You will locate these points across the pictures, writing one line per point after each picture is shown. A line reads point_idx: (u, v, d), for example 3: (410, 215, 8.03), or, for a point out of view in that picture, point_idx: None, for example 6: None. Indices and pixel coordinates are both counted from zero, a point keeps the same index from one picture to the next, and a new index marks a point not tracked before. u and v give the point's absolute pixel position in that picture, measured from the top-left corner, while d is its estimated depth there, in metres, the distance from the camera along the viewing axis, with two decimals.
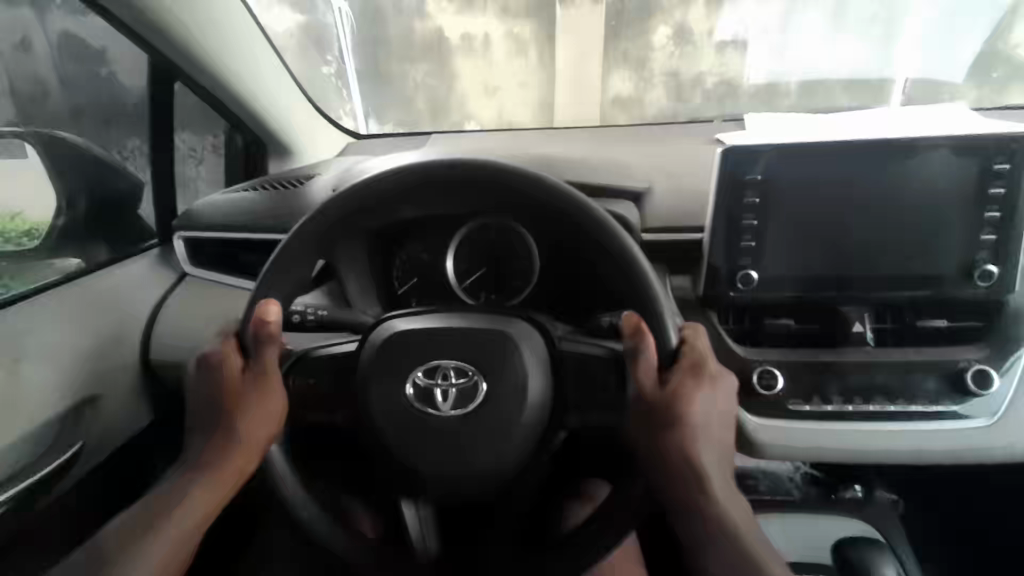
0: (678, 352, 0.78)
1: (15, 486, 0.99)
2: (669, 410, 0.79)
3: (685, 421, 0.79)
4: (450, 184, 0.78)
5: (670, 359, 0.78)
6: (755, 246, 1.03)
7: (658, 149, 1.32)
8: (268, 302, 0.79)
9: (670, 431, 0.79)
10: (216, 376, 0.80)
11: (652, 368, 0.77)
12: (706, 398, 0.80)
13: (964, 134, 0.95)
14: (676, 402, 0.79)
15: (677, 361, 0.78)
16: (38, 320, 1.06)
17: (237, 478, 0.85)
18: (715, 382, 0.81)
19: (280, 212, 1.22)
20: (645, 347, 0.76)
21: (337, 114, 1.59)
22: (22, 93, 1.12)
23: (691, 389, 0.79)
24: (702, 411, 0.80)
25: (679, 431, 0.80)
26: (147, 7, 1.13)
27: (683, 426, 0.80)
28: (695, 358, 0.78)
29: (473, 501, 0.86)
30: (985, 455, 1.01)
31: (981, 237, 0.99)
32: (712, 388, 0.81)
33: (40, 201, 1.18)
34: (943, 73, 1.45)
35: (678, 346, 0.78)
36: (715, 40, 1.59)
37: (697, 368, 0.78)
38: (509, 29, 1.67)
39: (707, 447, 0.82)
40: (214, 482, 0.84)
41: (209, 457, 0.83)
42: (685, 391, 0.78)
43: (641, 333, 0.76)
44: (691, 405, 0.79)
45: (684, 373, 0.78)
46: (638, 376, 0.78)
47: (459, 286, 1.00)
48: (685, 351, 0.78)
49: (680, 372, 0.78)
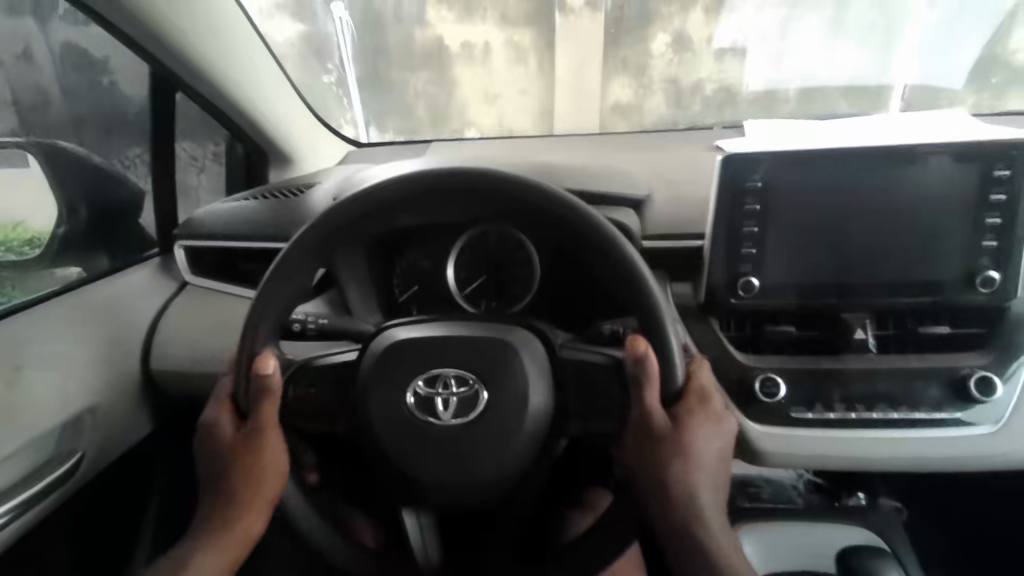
0: (685, 387, 0.78)
1: (23, 493, 0.98)
2: (670, 442, 0.76)
3: (687, 453, 0.77)
4: (452, 192, 0.79)
5: (676, 394, 0.78)
6: (755, 253, 1.03)
7: (658, 156, 1.32)
8: (263, 355, 0.78)
9: (670, 463, 0.76)
10: (216, 439, 0.80)
11: (656, 393, 0.76)
12: (709, 436, 0.78)
13: (964, 141, 0.95)
14: (677, 435, 0.76)
15: (682, 397, 0.78)
16: (38, 328, 1.06)
17: (245, 541, 0.82)
18: (720, 422, 0.79)
19: (280, 220, 1.22)
20: (651, 372, 0.76)
21: (338, 124, 1.53)
22: (24, 104, 1.13)
23: (694, 423, 0.77)
24: (703, 447, 0.78)
25: (680, 464, 0.77)
26: (136, 7, 1.09)
27: (684, 459, 0.77)
28: (699, 394, 0.78)
29: (474, 509, 0.85)
30: (987, 462, 1.00)
31: (982, 243, 0.99)
32: (717, 427, 0.79)
33: (42, 211, 1.19)
34: (942, 80, 1.43)
35: (684, 383, 0.78)
36: (714, 48, 1.63)
37: (702, 404, 0.77)
38: (509, 39, 1.89)
39: (705, 483, 0.78)
40: (220, 549, 0.80)
41: (213, 523, 0.80)
42: (688, 425, 0.77)
43: (645, 360, 0.75)
44: (693, 440, 0.77)
45: (689, 408, 0.77)
46: (641, 402, 0.76)
47: (459, 294, 0.99)
48: (691, 387, 0.78)
49: (685, 407, 0.77)
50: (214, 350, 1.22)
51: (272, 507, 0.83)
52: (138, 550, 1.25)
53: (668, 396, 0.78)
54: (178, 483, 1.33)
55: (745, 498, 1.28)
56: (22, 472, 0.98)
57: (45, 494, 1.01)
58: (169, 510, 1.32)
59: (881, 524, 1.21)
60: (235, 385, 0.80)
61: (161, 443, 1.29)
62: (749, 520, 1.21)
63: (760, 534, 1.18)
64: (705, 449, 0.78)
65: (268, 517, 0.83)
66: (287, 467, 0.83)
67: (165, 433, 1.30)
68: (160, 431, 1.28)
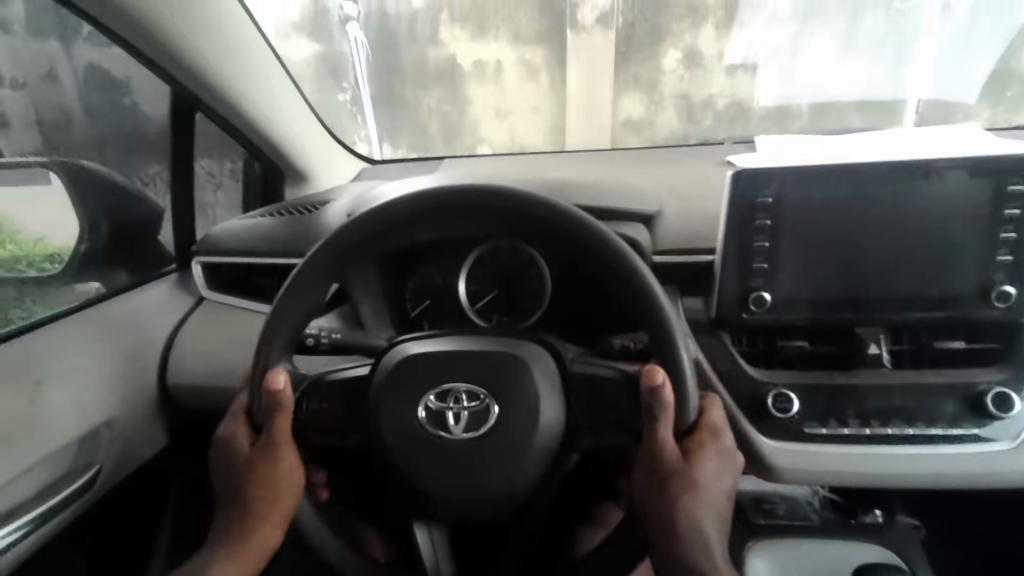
0: (696, 423, 0.80)
1: (41, 505, 1.00)
2: (680, 475, 0.77)
3: (697, 487, 0.77)
4: (465, 209, 0.80)
5: (687, 428, 0.79)
6: (767, 268, 1.03)
7: (669, 172, 1.33)
8: (275, 370, 0.79)
9: (680, 496, 0.77)
10: (231, 452, 0.81)
11: (670, 426, 0.77)
12: (717, 473, 0.79)
13: (979, 156, 0.95)
14: (687, 468, 0.77)
15: (692, 432, 0.80)
16: (58, 342, 1.09)
17: (262, 553, 0.82)
18: (728, 461, 0.80)
19: (296, 236, 1.24)
20: (667, 405, 0.76)
21: (353, 141, 1.58)
22: (47, 122, 1.16)
23: (704, 458, 0.78)
24: (712, 483, 0.78)
25: (689, 497, 0.77)
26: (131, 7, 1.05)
27: (693, 492, 0.77)
28: (711, 430, 0.79)
29: (484, 525, 0.85)
30: (1008, 481, 0.98)
31: (996, 258, 0.98)
32: (725, 465, 0.80)
33: (63, 227, 1.22)
34: (955, 94, 1.46)
35: (695, 419, 0.80)
36: (725, 64, 1.61)
37: (712, 440, 0.79)
38: (521, 55, 1.69)
39: (711, 519, 0.78)
40: (235, 563, 0.81)
41: (230, 536, 0.81)
42: (697, 458, 0.78)
43: (659, 394, 0.75)
44: (703, 475, 0.78)
45: (700, 442, 0.79)
46: (654, 432, 0.77)
47: (471, 308, 1.01)
48: (702, 424, 0.80)
49: (696, 441, 0.79)
50: (231, 365, 1.24)
51: (287, 519, 0.84)
52: (153, 563, 1.26)
53: (680, 430, 0.79)
54: (191, 496, 1.34)
55: (759, 514, 1.25)
56: (39, 485, 1.00)
57: (64, 505, 1.03)
58: (185, 524, 1.33)
59: (898, 542, 1.19)
60: (250, 400, 0.81)
61: (176, 457, 1.30)
62: (761, 537, 1.19)
63: (773, 549, 1.17)
64: (713, 486, 0.79)
65: (284, 530, 0.84)
66: (302, 480, 0.84)
67: (178, 447, 1.31)
68: (174, 445, 1.29)
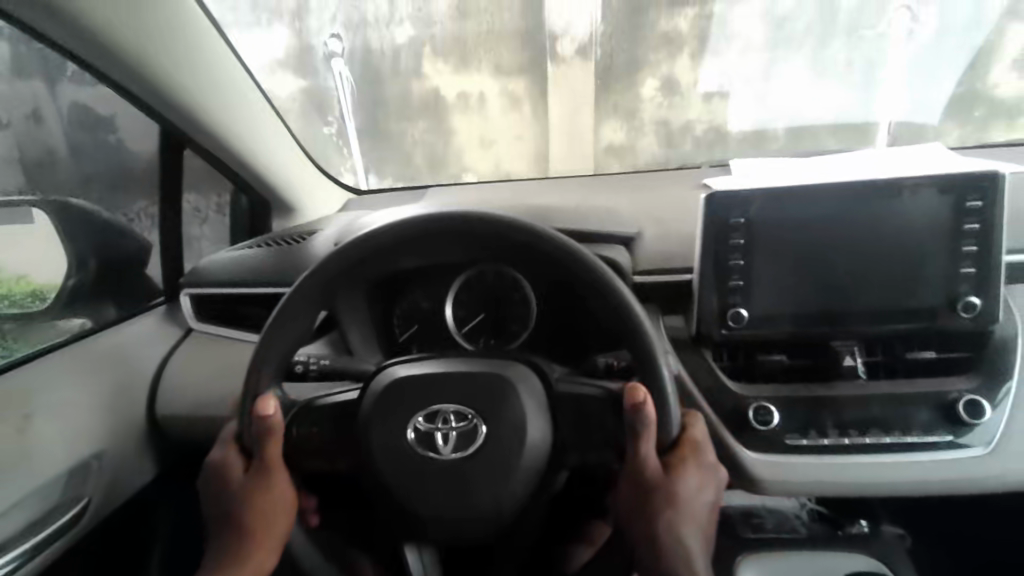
0: (678, 438, 0.82)
1: (28, 540, 0.99)
2: (663, 489, 0.79)
3: (679, 501, 0.79)
4: (448, 235, 0.82)
5: (670, 443, 0.81)
6: (742, 285, 1.06)
7: (647, 197, 1.37)
8: (264, 396, 0.80)
9: (663, 510, 0.79)
10: (223, 478, 0.81)
11: (653, 442, 0.79)
12: (700, 487, 0.81)
13: (943, 174, 1.00)
14: (670, 483, 0.79)
15: (675, 447, 0.81)
16: (43, 377, 1.08)
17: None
18: (710, 475, 0.82)
19: (284, 266, 1.26)
20: (650, 421, 0.78)
21: (338, 171, 1.66)
22: (31, 160, 1.18)
23: (687, 473, 0.80)
24: (695, 497, 0.80)
25: (672, 511, 0.79)
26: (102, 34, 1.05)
27: (676, 506, 0.79)
28: (693, 445, 0.81)
29: (475, 544, 0.86)
30: (981, 485, 1.02)
31: (960, 270, 1.03)
32: (707, 479, 0.82)
33: (46, 266, 1.22)
34: (920, 114, 1.56)
35: (678, 434, 0.82)
36: (701, 91, 1.66)
37: (694, 454, 0.81)
38: (504, 87, 1.70)
39: (694, 532, 0.80)
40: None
41: (223, 564, 0.81)
42: (679, 473, 0.80)
43: (642, 409, 0.77)
44: (685, 489, 0.80)
45: (682, 457, 0.80)
46: (637, 448, 0.79)
47: (458, 332, 1.03)
48: (684, 440, 0.82)
49: (679, 456, 0.81)
50: (220, 394, 1.25)
51: (281, 544, 0.84)
52: None
53: (663, 445, 0.81)
54: (181, 529, 1.33)
55: (748, 529, 1.26)
56: (28, 518, 1.00)
57: (54, 538, 1.03)
58: (173, 557, 1.32)
59: (885, 551, 1.22)
60: (241, 427, 0.82)
61: (166, 490, 1.30)
62: (751, 550, 1.21)
63: (760, 560, 1.20)
64: (696, 500, 0.81)
65: (278, 553, 0.84)
66: (294, 504, 0.85)
67: (168, 479, 1.31)
68: (163, 478, 1.29)
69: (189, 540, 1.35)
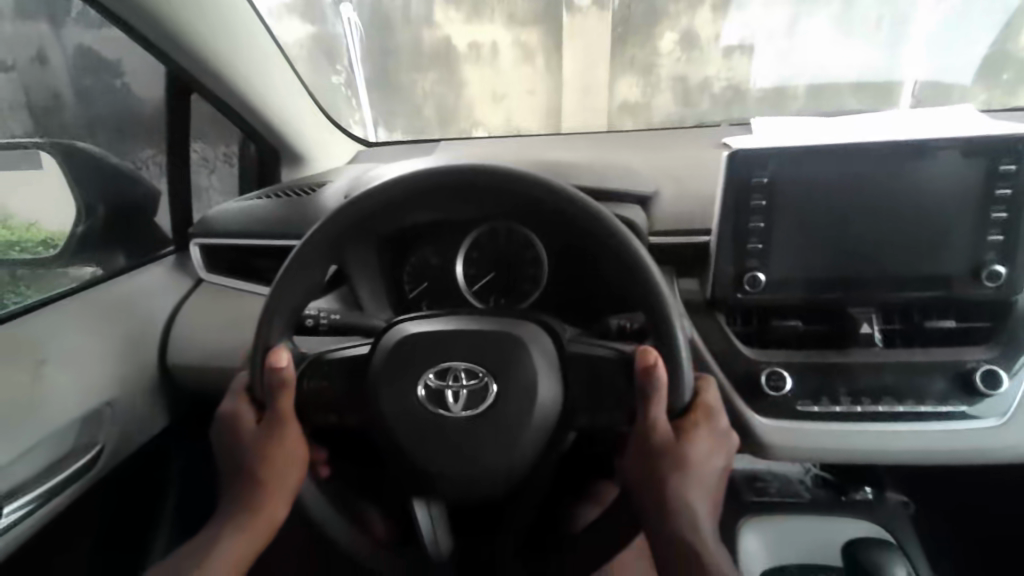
0: (691, 403, 0.81)
1: (54, 479, 1.02)
2: (673, 453, 0.79)
3: (690, 466, 0.79)
4: (459, 188, 0.79)
5: (683, 408, 0.81)
6: (761, 248, 1.04)
7: (661, 155, 1.35)
8: (279, 348, 0.81)
9: (671, 474, 0.79)
10: (235, 429, 0.82)
11: (664, 405, 0.78)
12: (711, 452, 0.81)
13: (973, 136, 0.96)
14: (680, 448, 0.79)
15: (688, 412, 0.81)
16: (54, 321, 1.08)
17: (268, 530, 0.84)
18: (722, 440, 0.82)
19: (292, 219, 1.24)
20: (660, 385, 0.77)
21: (348, 123, 1.57)
22: (37, 105, 1.16)
23: (698, 438, 0.80)
24: (705, 462, 0.80)
25: (680, 476, 0.79)
26: None
27: (684, 471, 0.79)
28: (706, 410, 0.81)
29: (484, 500, 0.87)
30: (993, 456, 1.01)
31: (987, 237, 1.00)
32: (719, 445, 0.82)
33: (57, 213, 1.21)
34: (948, 74, 1.47)
35: (692, 400, 0.81)
36: (722, 46, 1.62)
37: (707, 419, 0.81)
38: (516, 37, 1.73)
39: (703, 496, 0.80)
40: (245, 537, 0.82)
41: (236, 512, 0.82)
42: (690, 438, 0.79)
43: (653, 371, 0.77)
44: (696, 454, 0.79)
45: (694, 422, 0.80)
46: (649, 412, 0.78)
47: (468, 290, 1.02)
48: (697, 404, 0.81)
49: (692, 421, 0.80)
50: (229, 345, 1.25)
51: (293, 497, 0.85)
52: (156, 542, 1.28)
53: (675, 409, 0.80)
54: (191, 476, 1.36)
55: (752, 492, 1.30)
56: (43, 463, 1.01)
57: (71, 481, 1.05)
58: (185, 504, 1.34)
59: (888, 518, 1.26)
60: (252, 378, 0.83)
61: (173, 439, 1.31)
62: (753, 513, 1.25)
63: (762, 521, 1.23)
64: (707, 464, 0.80)
65: (290, 505, 0.85)
66: (306, 458, 0.85)
67: (180, 429, 1.32)
68: (174, 426, 1.30)
69: (200, 488, 1.38)
